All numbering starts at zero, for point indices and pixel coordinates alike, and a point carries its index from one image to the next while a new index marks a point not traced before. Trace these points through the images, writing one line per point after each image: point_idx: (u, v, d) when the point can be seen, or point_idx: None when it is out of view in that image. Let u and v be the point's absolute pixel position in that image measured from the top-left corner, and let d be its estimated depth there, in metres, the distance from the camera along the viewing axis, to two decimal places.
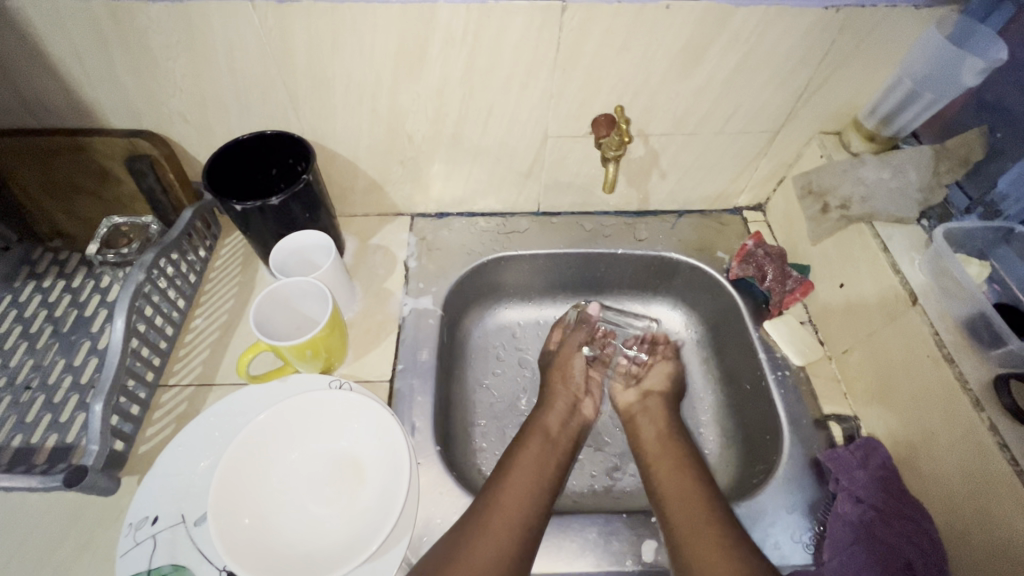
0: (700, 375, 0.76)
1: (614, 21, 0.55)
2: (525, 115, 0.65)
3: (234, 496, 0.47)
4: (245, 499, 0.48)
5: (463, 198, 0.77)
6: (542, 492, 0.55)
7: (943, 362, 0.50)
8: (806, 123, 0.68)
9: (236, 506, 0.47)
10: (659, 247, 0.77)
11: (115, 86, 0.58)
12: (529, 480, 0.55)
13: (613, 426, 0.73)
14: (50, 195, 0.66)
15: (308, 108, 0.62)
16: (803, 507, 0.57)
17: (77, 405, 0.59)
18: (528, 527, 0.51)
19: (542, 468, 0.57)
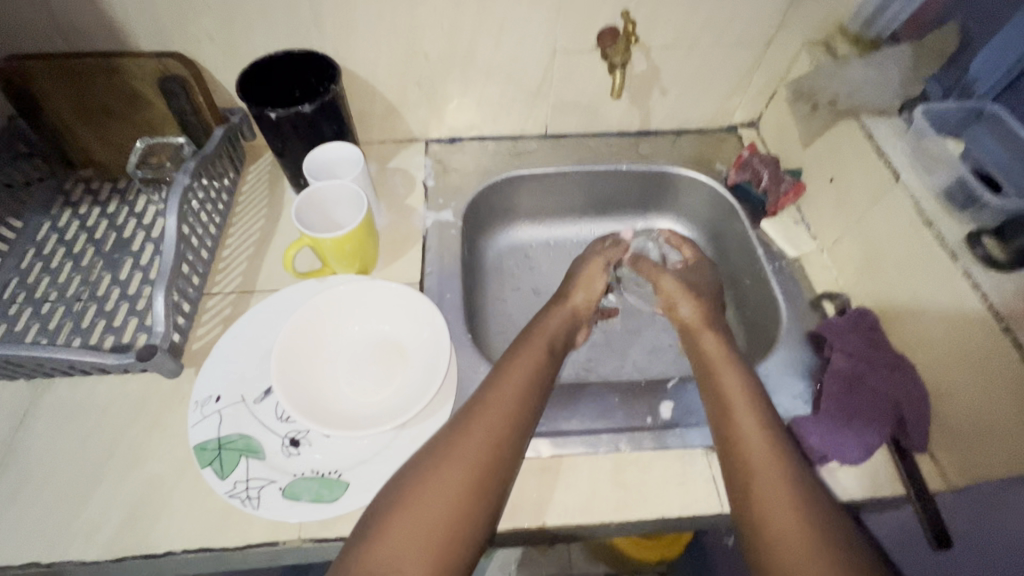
0: None
1: None
2: (535, 29, 0.69)
3: (295, 359, 0.54)
4: (305, 359, 0.55)
5: (475, 121, 0.81)
6: (533, 404, 0.54)
7: (924, 226, 0.56)
8: (795, 33, 0.73)
9: (297, 364, 0.54)
10: (661, 163, 0.82)
11: (146, 5, 0.61)
12: (519, 391, 0.54)
13: (622, 328, 0.79)
14: (83, 122, 0.69)
15: (330, 26, 0.65)
16: (802, 371, 0.63)
17: (129, 311, 0.64)
18: (510, 441, 0.50)
19: (530, 381, 0.55)
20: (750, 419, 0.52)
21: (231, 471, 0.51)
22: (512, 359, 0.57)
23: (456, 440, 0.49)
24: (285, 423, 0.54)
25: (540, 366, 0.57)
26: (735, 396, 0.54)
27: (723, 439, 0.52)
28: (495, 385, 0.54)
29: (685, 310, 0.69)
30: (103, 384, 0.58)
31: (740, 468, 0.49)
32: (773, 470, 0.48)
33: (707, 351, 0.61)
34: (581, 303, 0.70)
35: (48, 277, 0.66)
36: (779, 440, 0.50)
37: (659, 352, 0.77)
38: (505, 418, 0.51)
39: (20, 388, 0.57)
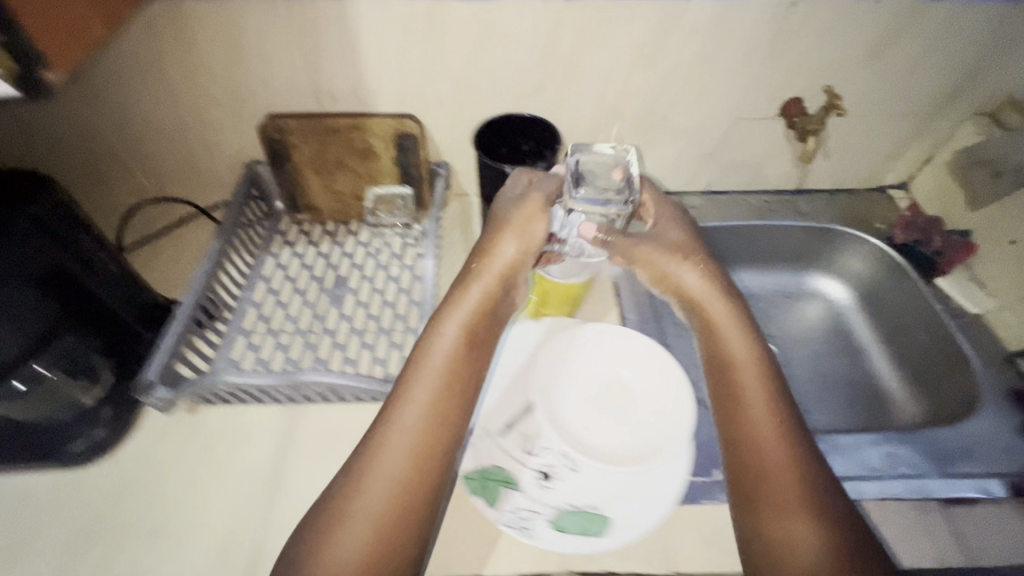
0: (863, 334, 0.86)
1: (828, 16, 0.66)
2: (728, 98, 0.75)
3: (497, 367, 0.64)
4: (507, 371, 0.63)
5: (646, 178, 0.87)
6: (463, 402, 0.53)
7: None
8: (965, 104, 0.78)
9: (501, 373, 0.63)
10: (819, 220, 0.87)
11: (400, 74, 0.70)
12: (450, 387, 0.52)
13: (787, 377, 0.83)
14: (316, 173, 0.76)
15: (549, 94, 0.73)
16: (1011, 428, 0.64)
17: (361, 344, 0.69)
18: (443, 458, 0.49)
19: (448, 378, 0.53)
20: (771, 432, 0.51)
21: (498, 500, 0.54)
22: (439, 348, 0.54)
23: (363, 471, 0.47)
24: (533, 457, 0.57)
25: (455, 369, 0.53)
26: (759, 411, 0.53)
27: (747, 448, 0.51)
28: (408, 401, 0.51)
29: (714, 308, 0.60)
30: (353, 412, 0.63)
31: (761, 479, 0.49)
32: (788, 480, 0.48)
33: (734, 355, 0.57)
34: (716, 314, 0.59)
35: (282, 309, 0.72)
36: (805, 460, 0.49)
37: (828, 402, 0.80)
38: (450, 435, 0.50)
39: (278, 412, 0.62)
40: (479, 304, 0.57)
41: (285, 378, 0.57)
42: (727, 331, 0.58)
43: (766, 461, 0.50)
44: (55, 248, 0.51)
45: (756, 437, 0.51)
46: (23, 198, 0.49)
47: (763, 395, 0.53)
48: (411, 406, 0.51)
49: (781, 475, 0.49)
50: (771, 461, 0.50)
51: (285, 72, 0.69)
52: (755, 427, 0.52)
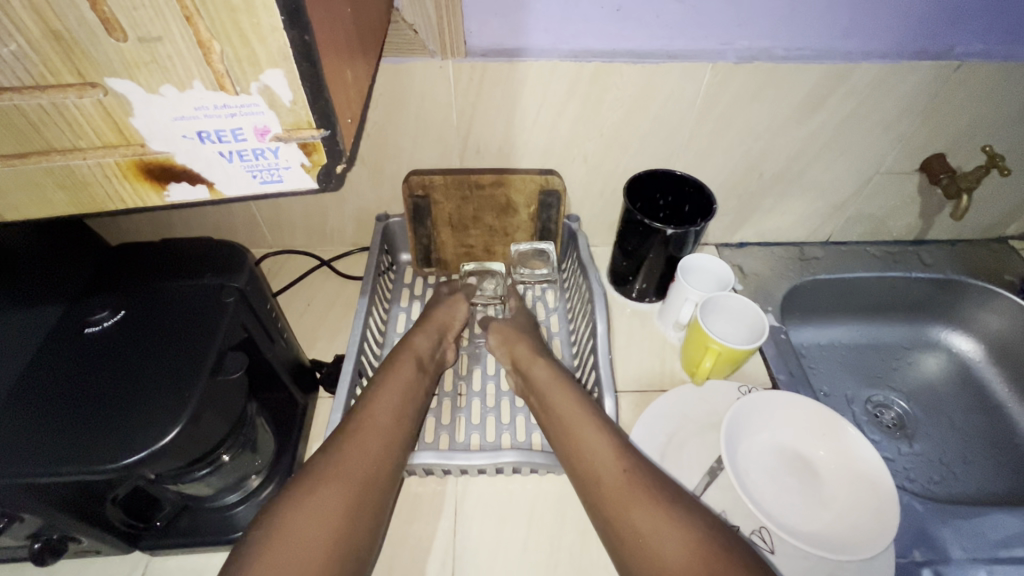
0: (1001, 390, 0.83)
1: (990, 77, 0.66)
2: (869, 154, 0.75)
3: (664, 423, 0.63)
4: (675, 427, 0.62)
5: (770, 230, 0.86)
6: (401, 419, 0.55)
7: None
8: None
9: (669, 430, 0.62)
10: (948, 272, 0.86)
11: (551, 131, 0.69)
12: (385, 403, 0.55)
13: (924, 435, 0.81)
14: (452, 228, 0.76)
15: (694, 150, 0.72)
16: None
17: (514, 408, 0.66)
18: (385, 467, 0.50)
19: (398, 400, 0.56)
20: (606, 446, 0.52)
21: None
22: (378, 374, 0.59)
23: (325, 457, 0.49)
24: None
25: (401, 402, 0.56)
26: (580, 424, 0.55)
27: (584, 465, 0.52)
28: (367, 409, 0.54)
29: (539, 371, 0.62)
30: (520, 484, 0.60)
31: (594, 485, 0.51)
32: (616, 481, 0.50)
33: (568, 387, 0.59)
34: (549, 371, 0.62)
35: None
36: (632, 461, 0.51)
37: (973, 464, 0.77)
38: (377, 443, 0.51)
39: (442, 484, 0.59)
40: (418, 355, 0.62)
41: (491, 459, 0.55)
42: (550, 384, 0.60)
43: (590, 461, 0.52)
44: (252, 322, 0.50)
45: (587, 444, 0.53)
46: (228, 276, 0.48)
47: (573, 400, 0.58)
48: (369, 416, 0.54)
49: (613, 477, 0.50)
50: (598, 467, 0.51)
51: (436, 130, 0.69)
52: (586, 441, 0.53)
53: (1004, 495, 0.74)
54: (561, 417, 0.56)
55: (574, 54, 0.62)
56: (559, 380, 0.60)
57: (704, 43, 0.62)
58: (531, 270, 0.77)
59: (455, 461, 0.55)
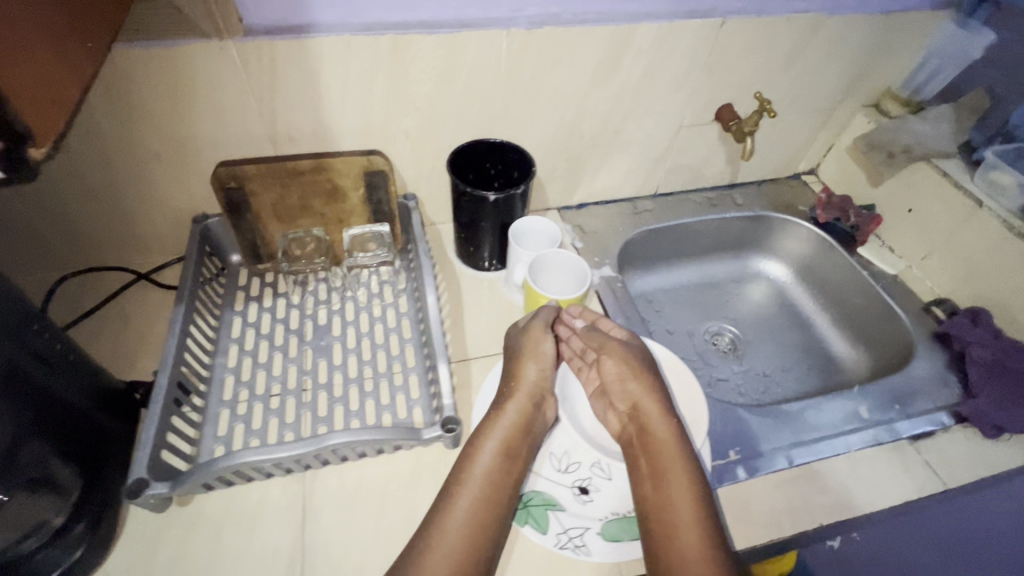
0: (806, 304, 0.96)
1: (752, 30, 0.74)
2: (672, 109, 0.82)
3: None
4: None
5: (603, 188, 0.91)
6: (487, 526, 0.50)
7: (1015, 237, 0.73)
8: (854, 100, 0.92)
9: None
10: (756, 209, 0.97)
11: (364, 110, 0.68)
12: (470, 510, 0.50)
13: (751, 355, 0.91)
14: (278, 220, 0.72)
15: (512, 117, 0.75)
16: (943, 366, 0.75)
17: (362, 393, 0.65)
18: None
19: (484, 498, 0.51)
20: (688, 509, 0.50)
21: (548, 525, 0.54)
22: (467, 460, 0.53)
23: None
24: (568, 474, 0.58)
25: (493, 497, 0.51)
26: (668, 476, 0.53)
27: (658, 522, 0.50)
28: (448, 517, 0.49)
29: (650, 417, 0.57)
30: (369, 466, 0.59)
31: (663, 547, 0.49)
32: (683, 547, 0.48)
33: (656, 437, 0.56)
34: (648, 417, 0.57)
35: (264, 370, 0.67)
36: (709, 529, 0.49)
37: (789, 372, 0.89)
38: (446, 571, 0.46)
39: (287, 483, 0.57)
40: (506, 437, 0.55)
41: (313, 444, 0.52)
42: (664, 440, 0.55)
43: (664, 522, 0.50)
44: (11, 348, 0.44)
45: (667, 502, 0.51)
46: None
47: (674, 450, 0.54)
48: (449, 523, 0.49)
49: (683, 542, 0.48)
50: (675, 528, 0.49)
51: (239, 117, 0.64)
52: (672, 496, 0.51)
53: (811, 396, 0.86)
54: (654, 468, 0.54)
55: (367, 27, 0.61)
56: (667, 428, 0.56)
57: (495, 11, 0.64)
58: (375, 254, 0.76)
59: (276, 455, 0.52)
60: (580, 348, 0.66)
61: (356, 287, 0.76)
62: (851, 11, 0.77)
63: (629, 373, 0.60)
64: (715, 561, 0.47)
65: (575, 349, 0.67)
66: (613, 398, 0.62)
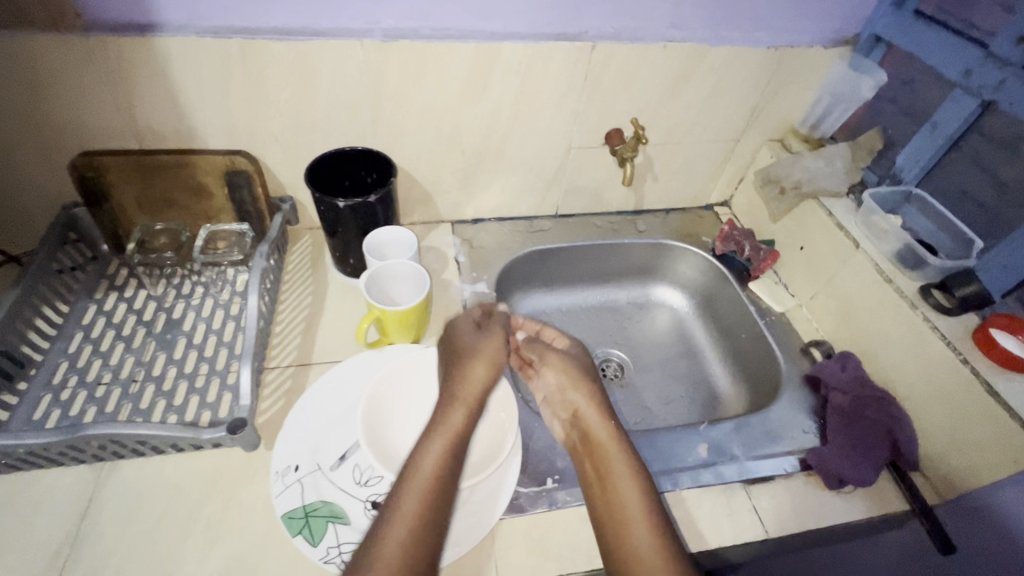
0: (702, 336, 0.94)
1: (628, 56, 0.74)
2: (556, 129, 0.82)
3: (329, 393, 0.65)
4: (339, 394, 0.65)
5: (497, 204, 0.91)
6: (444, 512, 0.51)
7: (884, 282, 0.71)
8: (756, 134, 0.90)
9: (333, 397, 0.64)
10: (657, 236, 0.96)
11: (225, 111, 0.69)
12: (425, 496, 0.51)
13: (636, 383, 0.89)
14: (144, 211, 0.73)
15: (384, 127, 0.75)
16: (805, 409, 0.73)
17: (190, 389, 0.65)
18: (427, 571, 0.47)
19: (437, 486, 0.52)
20: (645, 521, 0.53)
21: (323, 537, 0.53)
22: (423, 450, 0.55)
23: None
24: (365, 487, 0.57)
25: (437, 501, 0.51)
26: (621, 487, 0.55)
27: (614, 530, 0.53)
28: (403, 503, 0.50)
29: (593, 424, 0.62)
30: (171, 463, 0.59)
31: (619, 555, 0.52)
32: (648, 557, 0.50)
33: (599, 443, 0.60)
34: (595, 429, 0.61)
35: (100, 359, 0.67)
36: (661, 531, 0.52)
37: (671, 404, 0.86)
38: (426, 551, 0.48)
39: (83, 471, 0.57)
40: (456, 434, 0.57)
41: (66, 433, 0.52)
42: (604, 441, 0.60)
43: (621, 529, 0.53)
44: None
45: (624, 514, 0.53)
46: None
47: (620, 456, 0.58)
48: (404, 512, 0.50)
49: (644, 547, 0.51)
50: (633, 542, 0.51)
51: (96, 110, 0.66)
52: (625, 504, 0.54)
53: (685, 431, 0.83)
54: (601, 476, 0.57)
55: (216, 30, 0.62)
56: (610, 430, 0.61)
57: (349, 22, 0.65)
58: (233, 254, 0.75)
59: (33, 440, 0.52)
60: (523, 362, 0.72)
61: (218, 283, 0.76)
62: (735, 44, 0.77)
63: (575, 382, 0.66)
64: (674, 561, 0.50)
65: (521, 358, 0.72)
66: (552, 406, 0.66)
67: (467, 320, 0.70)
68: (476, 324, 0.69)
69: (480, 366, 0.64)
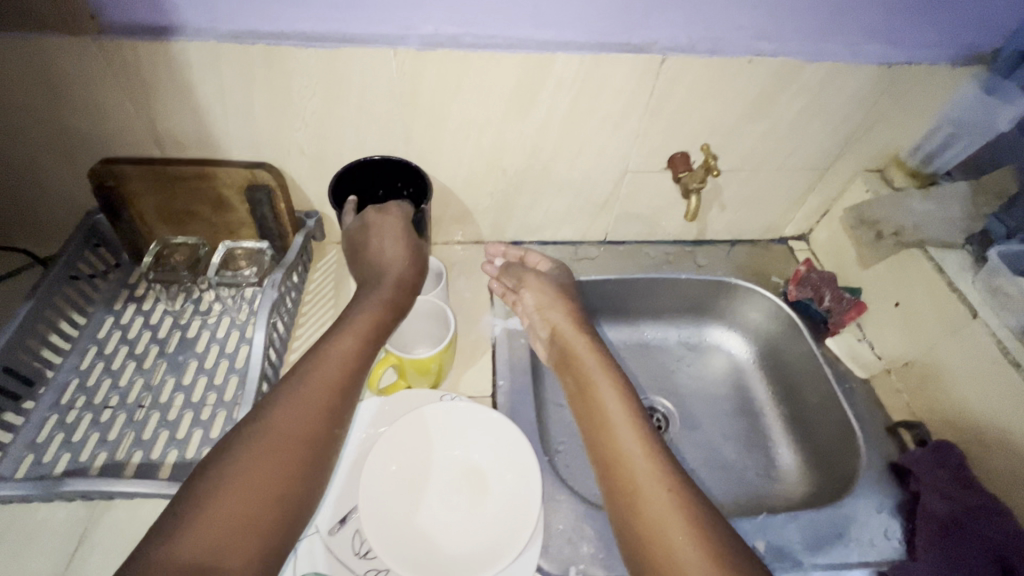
0: (762, 391, 0.83)
1: (704, 72, 0.63)
2: (612, 150, 0.71)
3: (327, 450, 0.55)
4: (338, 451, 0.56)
5: (539, 228, 0.82)
6: (351, 388, 0.51)
7: (1010, 367, 0.57)
8: (851, 163, 0.76)
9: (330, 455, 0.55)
10: (718, 272, 0.85)
11: (248, 120, 0.63)
12: (338, 371, 0.50)
13: (683, 441, 0.78)
14: (165, 223, 0.70)
15: (418, 143, 0.68)
16: (889, 508, 0.61)
17: (193, 422, 0.61)
18: (315, 439, 0.47)
19: (353, 363, 0.52)
20: (637, 444, 0.52)
21: None
22: (344, 324, 0.54)
23: (245, 438, 0.45)
24: (364, 560, 0.51)
25: (338, 395, 0.49)
26: (616, 418, 0.55)
27: (597, 434, 0.55)
28: (312, 368, 0.50)
29: (579, 344, 0.64)
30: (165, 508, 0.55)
31: (610, 467, 0.52)
32: (635, 468, 0.50)
33: (582, 361, 0.62)
34: (574, 346, 0.64)
35: (109, 379, 0.64)
36: (649, 442, 0.52)
37: (722, 470, 0.76)
38: (317, 412, 0.48)
39: (76, 507, 0.54)
40: (376, 310, 0.56)
41: (45, 488, 0.51)
42: (586, 356, 0.62)
43: (606, 441, 0.54)
44: None
45: (613, 428, 0.54)
46: None
47: (605, 371, 0.60)
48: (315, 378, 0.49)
49: (637, 458, 0.51)
50: (621, 453, 0.52)
51: (115, 116, 0.62)
52: (610, 414, 0.55)
53: (734, 507, 0.72)
54: (586, 390, 0.59)
55: (236, 35, 0.56)
56: (590, 347, 0.63)
57: (383, 27, 0.57)
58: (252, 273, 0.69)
59: (18, 489, 0.52)
60: (502, 287, 0.75)
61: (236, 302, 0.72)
62: (840, 59, 0.63)
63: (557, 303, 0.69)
64: (660, 470, 0.50)
65: (500, 285, 0.75)
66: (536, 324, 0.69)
67: (385, 215, 0.62)
68: (403, 223, 0.62)
69: (412, 270, 0.61)
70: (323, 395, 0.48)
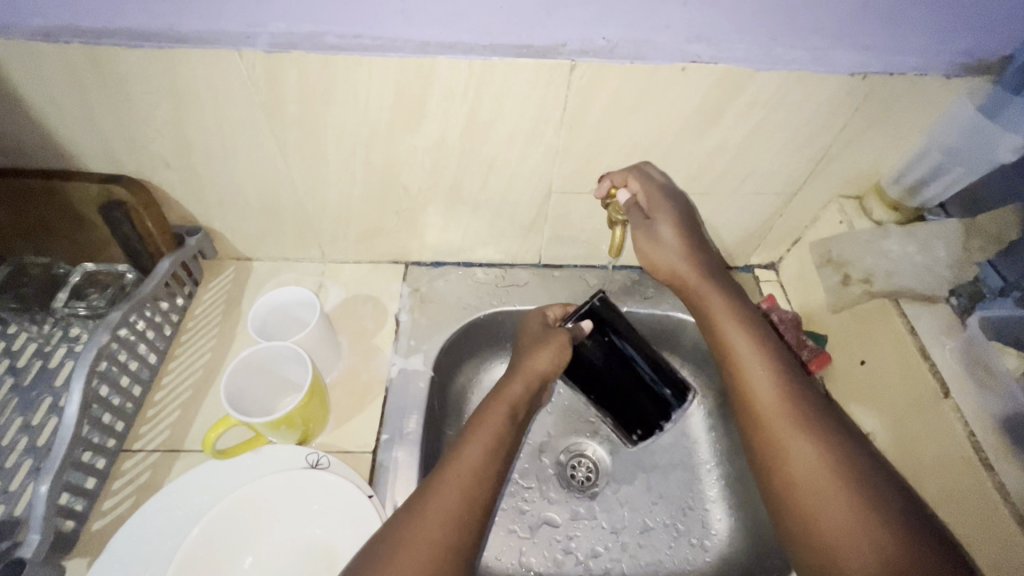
0: (706, 443, 0.73)
1: (626, 81, 0.51)
2: (530, 168, 0.61)
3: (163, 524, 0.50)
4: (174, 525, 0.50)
5: (459, 248, 0.73)
6: (485, 485, 0.46)
7: (980, 468, 0.46)
8: (824, 187, 0.64)
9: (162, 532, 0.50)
10: (667, 306, 0.73)
11: (94, 128, 0.55)
12: (473, 465, 0.47)
13: (613, 496, 0.70)
14: (24, 239, 0.63)
15: (297, 157, 0.58)
16: None
17: (30, 473, 0.53)
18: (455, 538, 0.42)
19: (486, 462, 0.48)
20: (803, 445, 0.46)
21: None
22: (485, 414, 0.52)
23: (395, 532, 0.42)
24: None
25: (478, 491, 0.46)
26: (771, 411, 0.49)
27: (757, 430, 0.50)
28: (454, 461, 0.47)
29: (714, 307, 0.57)
30: None
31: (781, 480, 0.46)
32: (811, 478, 0.45)
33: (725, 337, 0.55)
34: (715, 317, 0.57)
35: None
36: (828, 453, 0.45)
37: (650, 536, 0.67)
38: (450, 504, 0.44)
39: None
40: (513, 402, 0.54)
41: None
42: (728, 329, 0.55)
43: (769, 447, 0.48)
44: None
45: (774, 438, 0.48)
46: None
47: (763, 368, 0.52)
48: (452, 480, 0.46)
49: (805, 469, 0.45)
50: (784, 455, 0.47)
51: None
52: (764, 408, 0.50)
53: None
54: (737, 383, 0.53)
55: (50, 32, 0.47)
56: (740, 323, 0.56)
57: (222, 22, 0.47)
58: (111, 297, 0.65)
59: None
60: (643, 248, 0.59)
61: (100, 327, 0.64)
62: (801, 66, 0.51)
63: (660, 246, 0.58)
64: (833, 478, 0.44)
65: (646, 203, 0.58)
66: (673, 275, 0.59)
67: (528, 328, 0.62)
68: (572, 332, 0.58)
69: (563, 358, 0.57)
70: (459, 492, 0.45)
